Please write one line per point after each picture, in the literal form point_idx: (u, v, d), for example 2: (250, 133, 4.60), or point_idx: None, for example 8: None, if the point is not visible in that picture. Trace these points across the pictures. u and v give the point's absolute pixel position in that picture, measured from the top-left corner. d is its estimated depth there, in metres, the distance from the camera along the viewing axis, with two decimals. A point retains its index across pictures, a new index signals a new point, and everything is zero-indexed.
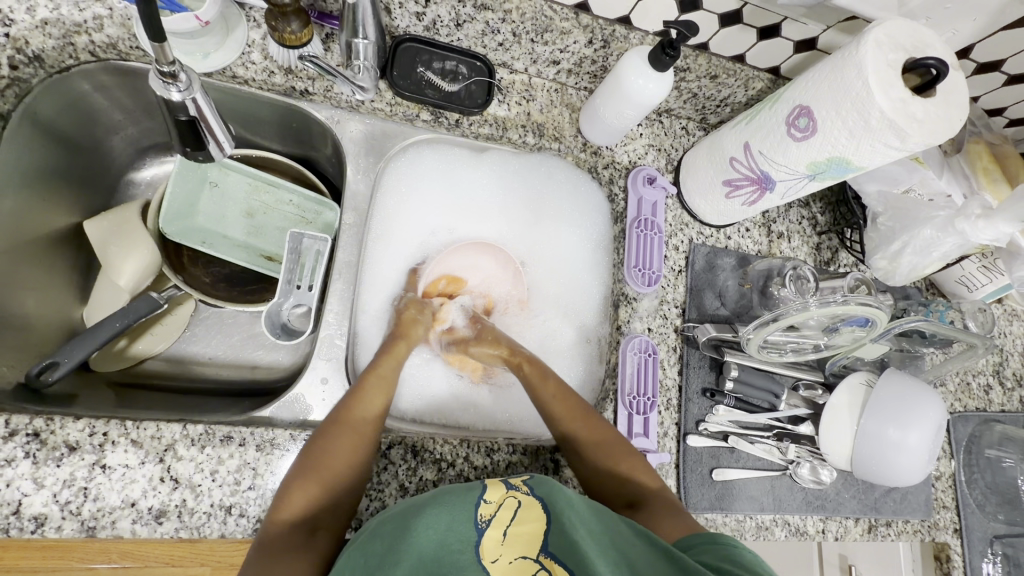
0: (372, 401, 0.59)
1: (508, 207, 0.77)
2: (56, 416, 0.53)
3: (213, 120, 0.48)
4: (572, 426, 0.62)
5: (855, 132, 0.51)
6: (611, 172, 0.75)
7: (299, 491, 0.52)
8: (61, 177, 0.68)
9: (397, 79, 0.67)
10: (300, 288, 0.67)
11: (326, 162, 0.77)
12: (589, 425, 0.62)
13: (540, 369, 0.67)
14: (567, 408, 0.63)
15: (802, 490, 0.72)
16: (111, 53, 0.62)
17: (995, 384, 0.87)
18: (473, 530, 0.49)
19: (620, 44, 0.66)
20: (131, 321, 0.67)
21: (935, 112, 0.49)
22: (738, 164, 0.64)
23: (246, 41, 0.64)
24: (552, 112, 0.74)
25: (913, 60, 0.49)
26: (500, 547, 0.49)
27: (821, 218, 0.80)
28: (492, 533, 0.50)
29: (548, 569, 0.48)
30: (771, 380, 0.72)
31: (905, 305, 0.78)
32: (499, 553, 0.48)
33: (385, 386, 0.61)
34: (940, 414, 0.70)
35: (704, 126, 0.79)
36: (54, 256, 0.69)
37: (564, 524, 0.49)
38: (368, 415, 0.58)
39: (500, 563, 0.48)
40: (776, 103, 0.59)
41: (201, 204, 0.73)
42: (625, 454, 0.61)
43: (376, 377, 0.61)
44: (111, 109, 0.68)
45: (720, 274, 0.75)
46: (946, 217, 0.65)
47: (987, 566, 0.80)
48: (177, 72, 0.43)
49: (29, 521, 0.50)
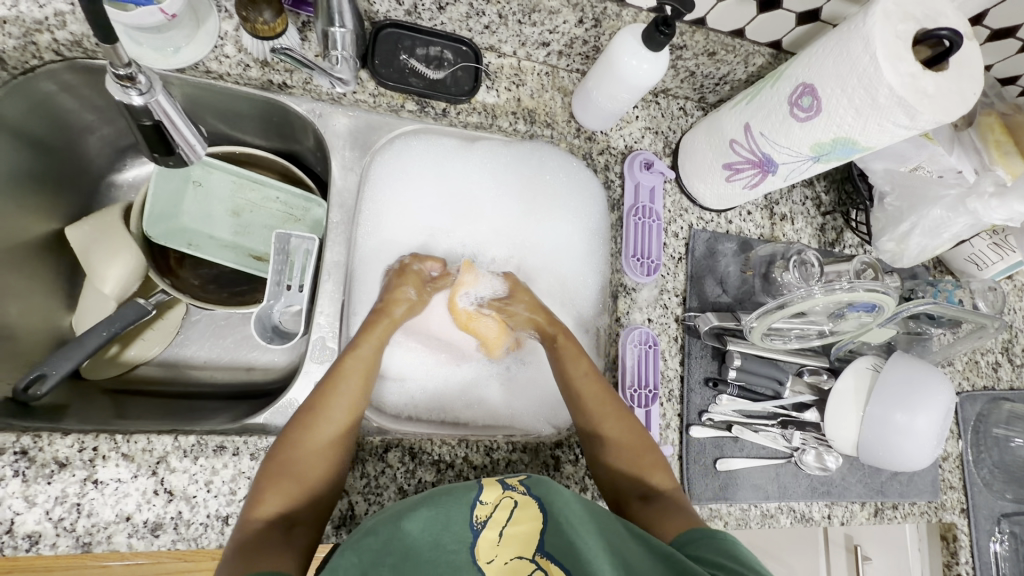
0: (353, 387, 0.58)
1: (500, 198, 0.74)
2: (44, 432, 0.52)
3: (180, 121, 0.46)
4: (603, 425, 0.61)
5: (861, 111, 0.48)
6: (607, 158, 0.73)
7: (273, 484, 0.52)
8: (35, 182, 0.66)
9: (379, 68, 0.64)
10: (290, 288, 0.65)
11: (311, 155, 0.75)
12: (618, 422, 0.61)
13: (574, 347, 0.66)
14: (600, 402, 0.61)
15: (807, 477, 0.71)
16: (77, 51, 0.59)
17: (1005, 361, 0.86)
18: (468, 532, 0.48)
19: (612, 23, 0.62)
20: (119, 328, 0.66)
21: (946, 86, 0.46)
22: (739, 147, 0.61)
23: (219, 33, 0.61)
24: (543, 97, 0.71)
25: (924, 31, 0.46)
26: (495, 549, 0.48)
27: (825, 197, 0.78)
28: (487, 534, 0.49)
29: (545, 569, 0.48)
30: (775, 366, 0.70)
31: (913, 285, 0.76)
32: (494, 554, 0.48)
33: (369, 371, 0.60)
34: (948, 397, 0.68)
35: (702, 106, 0.76)
36: (37, 262, 0.67)
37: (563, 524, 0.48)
38: (346, 404, 0.57)
39: (495, 564, 0.48)
40: (778, 81, 0.56)
41: (185, 205, 0.70)
42: (636, 443, 0.60)
43: (351, 362, 0.60)
44: (82, 109, 0.66)
45: (721, 260, 0.72)
46: (956, 196, 0.63)
47: (994, 545, 0.79)
48: (135, 74, 0.41)
49: (23, 539, 0.50)
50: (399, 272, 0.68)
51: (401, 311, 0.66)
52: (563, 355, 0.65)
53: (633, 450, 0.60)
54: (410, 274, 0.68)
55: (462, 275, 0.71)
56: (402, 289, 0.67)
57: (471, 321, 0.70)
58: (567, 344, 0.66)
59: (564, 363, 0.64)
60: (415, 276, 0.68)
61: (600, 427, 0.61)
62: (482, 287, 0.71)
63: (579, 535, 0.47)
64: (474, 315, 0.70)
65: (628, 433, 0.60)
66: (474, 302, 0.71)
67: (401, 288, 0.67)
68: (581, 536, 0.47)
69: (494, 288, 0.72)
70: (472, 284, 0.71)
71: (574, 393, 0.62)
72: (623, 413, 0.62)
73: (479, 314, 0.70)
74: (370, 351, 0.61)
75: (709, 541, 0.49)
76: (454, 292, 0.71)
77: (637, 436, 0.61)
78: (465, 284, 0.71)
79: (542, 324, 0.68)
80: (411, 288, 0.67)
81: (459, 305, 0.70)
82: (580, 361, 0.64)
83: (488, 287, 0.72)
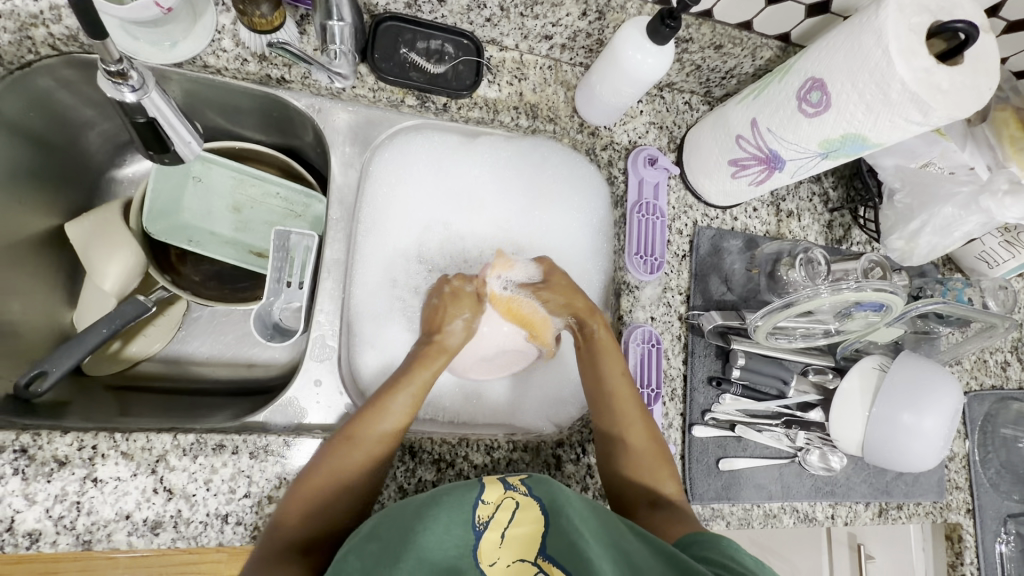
0: (399, 414, 0.58)
1: (501, 195, 0.73)
2: (43, 431, 0.52)
3: (173, 116, 0.46)
4: (630, 430, 0.61)
5: (874, 107, 0.47)
6: (610, 154, 0.71)
7: (298, 503, 0.52)
8: (36, 179, 0.65)
9: (379, 62, 0.64)
10: (290, 285, 0.64)
11: (311, 151, 0.74)
12: (646, 433, 0.61)
13: (610, 352, 0.64)
14: (625, 409, 0.61)
15: (811, 477, 0.71)
16: (73, 46, 0.58)
17: (1014, 360, 0.85)
18: (469, 533, 0.47)
19: (616, 15, 0.61)
20: (119, 325, 0.66)
21: (961, 81, 0.45)
22: (745, 143, 0.60)
23: (216, 27, 0.60)
24: (546, 91, 0.70)
25: (938, 24, 0.44)
26: (497, 550, 0.47)
27: (833, 194, 0.77)
28: (489, 536, 0.47)
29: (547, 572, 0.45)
30: (779, 365, 0.69)
31: (921, 283, 0.75)
32: (496, 556, 0.46)
33: (417, 402, 0.60)
34: (956, 397, 0.66)
35: (708, 100, 0.75)
36: (38, 259, 0.67)
37: (564, 523, 0.47)
38: (385, 431, 0.57)
39: (498, 567, 0.46)
40: (786, 74, 0.54)
41: (186, 201, 0.70)
42: (653, 453, 0.61)
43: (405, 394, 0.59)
44: (80, 106, 0.65)
45: (726, 257, 0.71)
46: (970, 193, 0.62)
47: (1001, 546, 0.79)
48: (127, 70, 0.42)
49: (23, 537, 0.50)
50: (452, 295, 0.67)
51: (454, 339, 0.65)
52: (601, 355, 0.64)
53: (644, 461, 0.60)
54: (463, 296, 0.67)
55: (497, 259, 0.70)
56: (448, 308, 0.66)
57: (511, 307, 0.70)
58: (605, 343, 0.65)
59: (601, 362, 0.64)
60: (468, 298, 0.67)
61: (623, 435, 0.61)
62: (517, 273, 0.70)
63: (578, 533, 0.45)
64: (513, 299, 0.69)
65: (648, 441, 0.61)
66: (507, 287, 0.70)
67: (452, 314, 0.66)
68: (580, 536, 0.45)
69: (529, 274, 0.70)
70: (506, 269, 0.70)
71: (605, 394, 0.62)
72: (647, 419, 0.62)
73: (516, 300, 0.70)
74: (423, 380, 0.61)
75: (715, 547, 0.47)
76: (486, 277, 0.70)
77: (654, 445, 0.61)
78: (499, 269, 0.70)
79: (584, 315, 0.66)
80: (464, 314, 0.66)
81: (495, 292, 0.70)
82: (618, 363, 0.63)
83: (521, 272, 0.70)
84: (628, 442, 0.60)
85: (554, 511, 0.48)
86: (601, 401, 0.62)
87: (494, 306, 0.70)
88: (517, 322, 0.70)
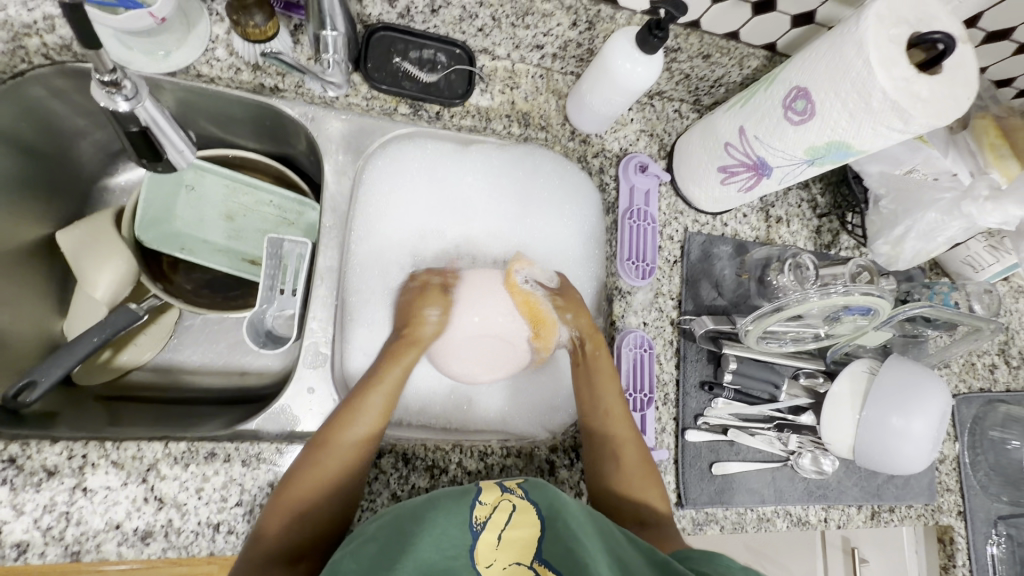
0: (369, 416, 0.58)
1: (495, 202, 0.74)
2: (32, 440, 0.51)
3: (166, 124, 0.47)
4: (621, 451, 0.61)
5: (856, 115, 0.48)
6: (602, 161, 0.73)
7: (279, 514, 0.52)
8: (27, 187, 0.65)
9: (372, 72, 0.64)
10: (283, 293, 0.64)
11: (304, 159, 0.74)
12: (636, 454, 0.62)
13: (607, 373, 0.64)
14: (615, 431, 0.62)
15: (803, 480, 0.71)
16: (66, 55, 0.59)
17: (1001, 363, 0.86)
18: (467, 534, 0.47)
19: (606, 25, 0.62)
20: (110, 334, 0.65)
21: (941, 90, 0.46)
22: (733, 151, 0.61)
23: (210, 37, 0.60)
24: (537, 100, 0.71)
25: (918, 35, 0.46)
26: (494, 552, 0.46)
27: (821, 199, 0.78)
28: (486, 536, 0.47)
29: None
30: (771, 370, 0.70)
31: (909, 287, 0.76)
32: (493, 557, 0.46)
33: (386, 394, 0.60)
34: (944, 400, 0.67)
35: (697, 108, 0.76)
36: (28, 267, 0.67)
37: (561, 525, 0.47)
38: (364, 425, 0.57)
39: (495, 569, 0.45)
40: (772, 83, 0.55)
41: (178, 210, 0.70)
42: (642, 474, 0.61)
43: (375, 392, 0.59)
44: (73, 115, 0.65)
45: (717, 263, 0.72)
46: (952, 200, 0.63)
47: (991, 548, 0.79)
48: (120, 80, 0.42)
49: (11, 548, 0.49)
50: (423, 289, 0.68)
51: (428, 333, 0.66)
52: (595, 376, 0.64)
53: (632, 480, 0.60)
54: (430, 290, 0.68)
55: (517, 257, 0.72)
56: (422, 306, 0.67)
57: (529, 301, 0.70)
58: (603, 360, 0.65)
59: (596, 384, 0.64)
60: (436, 292, 0.68)
61: (615, 455, 0.61)
62: (537, 272, 0.71)
63: (577, 536, 0.45)
64: (532, 294, 0.70)
65: (639, 461, 0.61)
66: (529, 282, 0.71)
67: (423, 308, 0.67)
68: (577, 539, 0.45)
69: (549, 280, 0.71)
70: (528, 265, 0.71)
71: (599, 414, 0.63)
72: (637, 439, 0.63)
73: (535, 296, 0.70)
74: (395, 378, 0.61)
75: (709, 563, 0.47)
76: (511, 271, 0.71)
77: (644, 466, 0.61)
78: (519, 266, 0.71)
79: (587, 333, 0.67)
80: (435, 309, 0.67)
81: (516, 283, 0.70)
82: (613, 380, 0.64)
83: (541, 273, 0.71)
84: (621, 458, 0.61)
85: (550, 515, 0.48)
86: (594, 419, 0.63)
87: (512, 297, 0.71)
88: (527, 316, 0.70)
